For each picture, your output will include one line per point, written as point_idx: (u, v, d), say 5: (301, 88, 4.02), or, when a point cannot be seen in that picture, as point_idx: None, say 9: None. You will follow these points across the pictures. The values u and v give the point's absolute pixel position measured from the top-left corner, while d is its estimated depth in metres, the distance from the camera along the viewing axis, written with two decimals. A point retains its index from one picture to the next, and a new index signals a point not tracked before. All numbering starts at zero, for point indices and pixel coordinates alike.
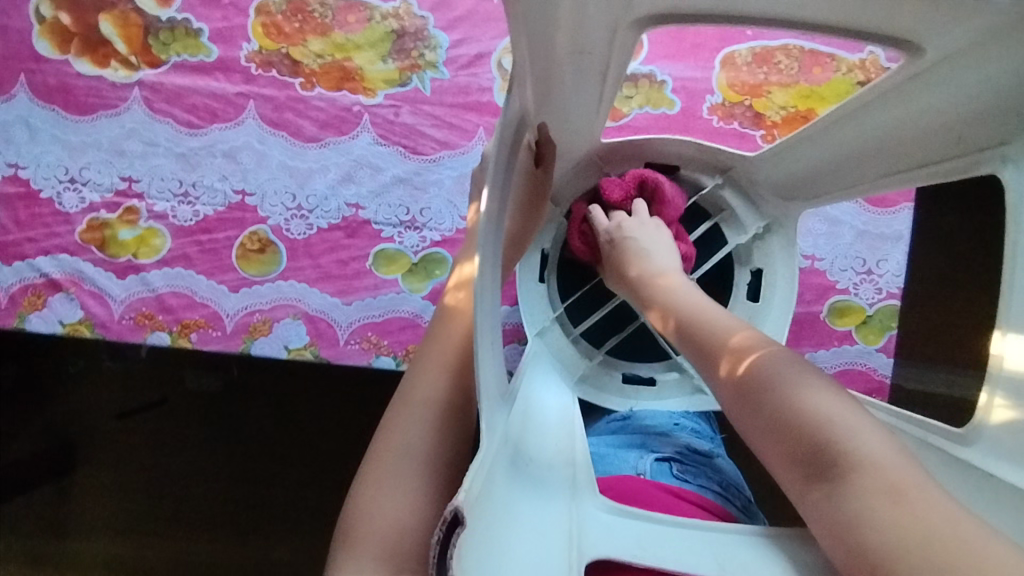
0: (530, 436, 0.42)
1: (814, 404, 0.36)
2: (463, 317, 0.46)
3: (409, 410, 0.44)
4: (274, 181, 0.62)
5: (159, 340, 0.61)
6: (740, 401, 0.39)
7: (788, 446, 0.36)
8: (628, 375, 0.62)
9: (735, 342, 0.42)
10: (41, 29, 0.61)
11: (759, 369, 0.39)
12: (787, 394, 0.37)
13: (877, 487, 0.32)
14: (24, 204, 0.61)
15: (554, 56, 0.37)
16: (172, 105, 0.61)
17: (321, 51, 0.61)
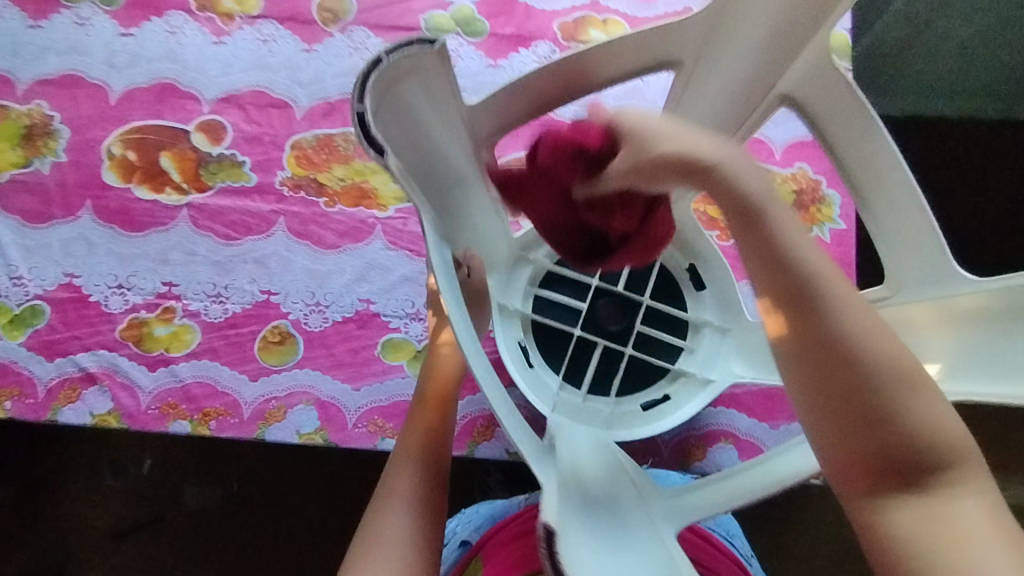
0: (578, 469, 0.50)
1: (913, 418, 0.34)
2: (437, 408, 0.54)
3: (392, 496, 0.49)
4: (297, 282, 0.71)
5: (180, 428, 0.67)
6: (838, 387, 0.35)
7: (875, 444, 0.34)
8: (647, 403, 0.66)
9: (861, 318, 0.35)
10: (110, 164, 0.73)
11: (875, 357, 0.34)
12: (898, 406, 0.34)
13: (946, 510, 0.33)
14: (74, 307, 0.69)
15: (432, 154, 0.45)
16: (213, 222, 0.72)
17: (343, 176, 0.73)
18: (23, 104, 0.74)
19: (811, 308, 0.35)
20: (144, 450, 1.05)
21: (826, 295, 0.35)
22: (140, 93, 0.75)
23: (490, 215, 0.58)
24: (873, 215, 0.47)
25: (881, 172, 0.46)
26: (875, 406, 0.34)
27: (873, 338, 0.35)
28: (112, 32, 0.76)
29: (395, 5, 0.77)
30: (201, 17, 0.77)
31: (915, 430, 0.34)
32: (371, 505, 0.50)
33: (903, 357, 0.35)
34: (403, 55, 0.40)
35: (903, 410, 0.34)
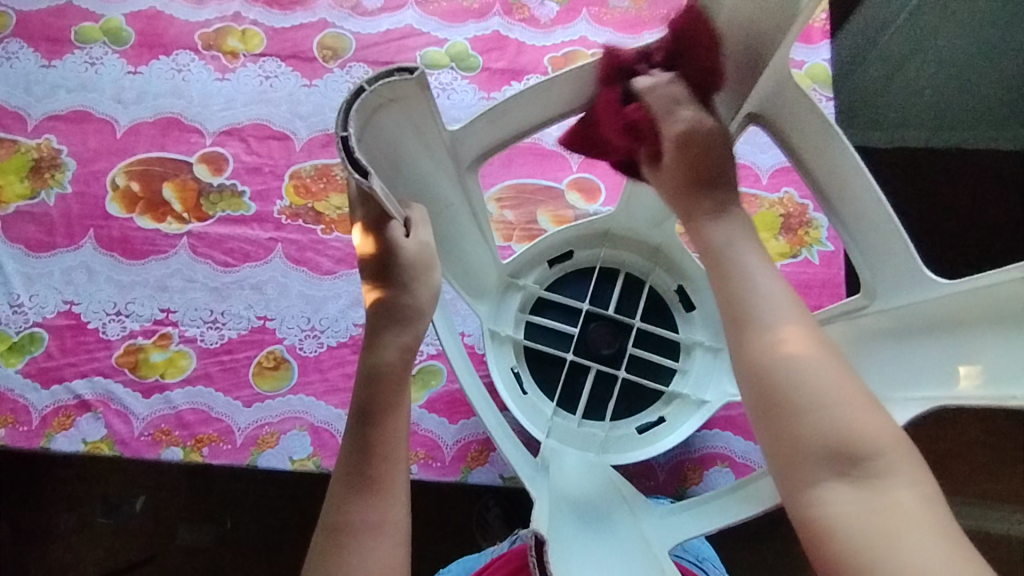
0: (570, 486, 0.52)
1: (844, 418, 0.36)
2: (395, 401, 0.42)
3: (359, 531, 0.40)
4: (293, 308, 0.72)
5: (172, 455, 0.67)
6: (777, 392, 0.37)
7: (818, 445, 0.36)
8: (641, 427, 0.65)
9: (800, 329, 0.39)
10: (114, 194, 0.75)
11: (815, 367, 0.37)
12: (838, 407, 0.36)
13: (884, 503, 0.34)
14: (72, 333, 0.70)
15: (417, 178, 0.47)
16: (212, 249, 0.73)
17: (341, 204, 0.75)
18: (33, 138, 0.77)
19: (756, 323, 0.40)
20: (138, 484, 1.04)
21: (767, 315, 0.40)
22: (146, 127, 0.78)
23: (479, 244, 0.58)
24: (847, 228, 0.48)
25: (850, 188, 0.46)
26: (808, 409, 0.36)
27: (814, 347, 0.38)
28: (121, 70, 0.80)
29: (392, 43, 0.81)
30: (207, 55, 0.80)
31: (848, 430, 0.36)
32: (322, 540, 0.40)
33: (841, 366, 0.38)
34: (385, 84, 0.39)
35: (840, 416, 0.36)
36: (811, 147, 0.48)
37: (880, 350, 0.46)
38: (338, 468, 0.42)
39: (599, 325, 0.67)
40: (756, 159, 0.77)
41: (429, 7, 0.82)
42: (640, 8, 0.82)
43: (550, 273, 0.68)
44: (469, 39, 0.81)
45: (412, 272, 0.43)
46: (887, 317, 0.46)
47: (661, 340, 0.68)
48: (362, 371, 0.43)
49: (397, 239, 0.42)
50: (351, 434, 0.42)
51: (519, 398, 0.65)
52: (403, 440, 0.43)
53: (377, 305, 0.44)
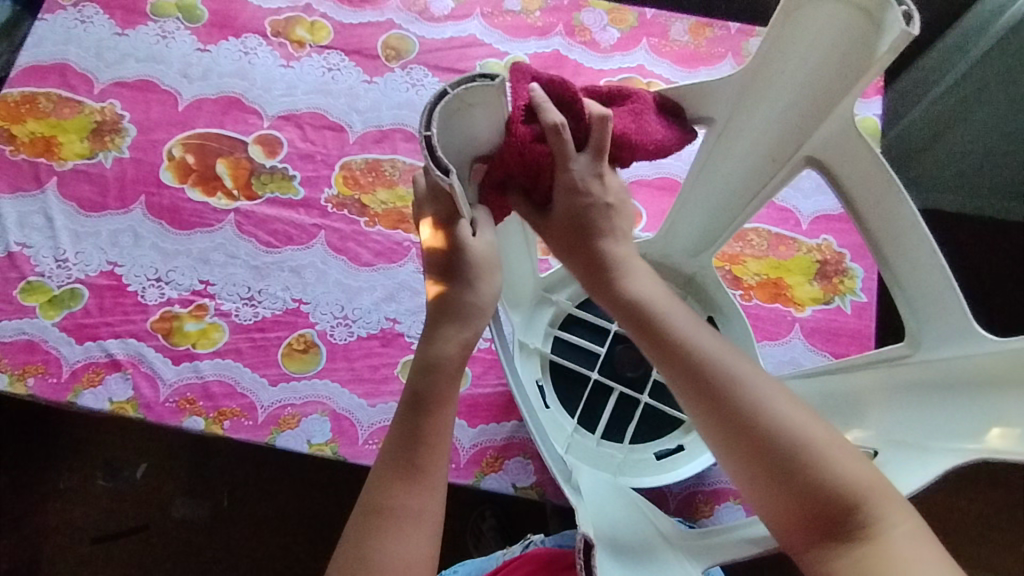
0: (602, 507, 0.54)
1: (819, 474, 0.41)
2: (446, 402, 0.44)
3: (395, 520, 0.41)
4: (328, 294, 0.73)
5: (194, 424, 0.68)
6: (754, 454, 0.42)
7: (801, 502, 0.41)
8: (659, 452, 0.66)
9: (745, 391, 0.43)
10: (169, 164, 0.77)
11: (772, 426, 0.42)
12: (809, 459, 0.41)
13: (880, 548, 0.39)
14: (112, 294, 0.72)
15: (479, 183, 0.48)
16: (257, 229, 0.75)
17: (386, 199, 0.77)
18: (97, 102, 0.80)
19: (712, 394, 0.43)
20: (145, 452, 1.05)
21: (728, 373, 0.43)
22: (208, 103, 0.80)
23: (524, 254, 0.60)
24: (896, 274, 0.49)
25: (904, 238, 0.47)
26: (793, 473, 0.41)
27: (778, 411, 0.42)
28: (190, 46, 0.82)
29: (454, 50, 0.83)
30: (274, 41, 0.83)
31: (838, 480, 0.40)
32: (356, 522, 0.42)
33: (802, 421, 0.42)
34: (468, 90, 0.41)
35: (813, 468, 0.41)
36: (864, 197, 0.49)
37: (919, 400, 0.47)
38: (383, 453, 0.43)
39: (628, 346, 0.68)
40: (797, 204, 0.77)
41: (494, 20, 0.84)
42: (699, 44, 0.83)
43: (580, 289, 0.70)
44: (529, 54, 0.83)
45: (475, 272, 0.44)
46: (926, 368, 0.47)
47: None
48: (418, 360, 0.45)
49: (463, 239, 0.43)
50: (401, 420, 0.44)
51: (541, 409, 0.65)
52: (449, 436, 0.44)
53: (437, 297, 0.45)
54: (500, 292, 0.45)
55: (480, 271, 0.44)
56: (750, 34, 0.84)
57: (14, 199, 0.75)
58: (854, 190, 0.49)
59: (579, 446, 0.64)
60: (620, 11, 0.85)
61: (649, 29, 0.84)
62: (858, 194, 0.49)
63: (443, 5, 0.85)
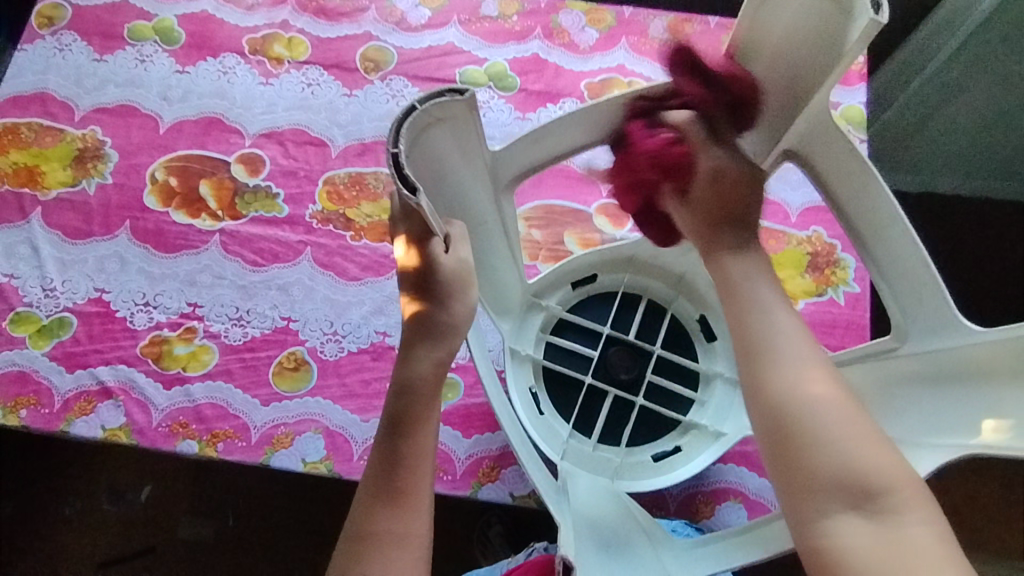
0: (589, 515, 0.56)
1: (851, 450, 0.38)
2: (425, 425, 0.44)
3: (378, 547, 0.41)
4: (317, 311, 0.72)
5: (188, 448, 0.67)
6: (780, 421, 0.39)
7: (829, 471, 0.38)
8: (657, 454, 0.65)
9: (797, 365, 0.40)
10: (153, 187, 0.77)
11: (809, 405, 0.39)
12: (840, 441, 0.38)
13: (896, 531, 0.36)
14: (100, 321, 0.71)
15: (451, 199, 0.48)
16: (243, 248, 0.75)
17: (371, 212, 0.76)
18: (78, 129, 0.79)
19: (752, 364, 0.42)
20: (146, 475, 1.05)
21: (775, 348, 0.41)
22: (189, 124, 0.80)
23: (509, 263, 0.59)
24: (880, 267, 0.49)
25: (887, 231, 0.47)
26: (815, 444, 0.38)
27: (813, 382, 0.40)
28: (169, 68, 0.82)
29: (433, 59, 0.82)
30: (253, 59, 0.82)
31: (847, 460, 0.38)
32: (341, 548, 0.42)
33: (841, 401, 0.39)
34: (435, 105, 0.42)
35: (838, 449, 0.38)
36: (846, 189, 0.48)
37: (916, 396, 0.47)
38: (368, 478, 0.43)
39: (624, 346, 0.67)
40: (785, 197, 0.77)
41: (471, 27, 0.84)
42: (678, 40, 0.83)
43: (568, 292, 0.69)
44: (508, 59, 0.82)
45: (451, 289, 0.44)
46: (918, 361, 0.47)
47: (677, 372, 0.68)
48: (395, 382, 0.45)
49: (436, 255, 0.43)
50: (382, 442, 0.44)
51: (535, 416, 0.64)
52: (431, 456, 0.44)
53: (413, 318, 0.45)
54: (476, 309, 0.45)
55: (453, 289, 0.44)
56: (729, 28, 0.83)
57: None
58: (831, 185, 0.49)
59: (574, 452, 0.63)
60: (598, 11, 0.85)
61: (628, 27, 0.84)
62: (839, 185, 0.49)
63: (420, 14, 0.84)
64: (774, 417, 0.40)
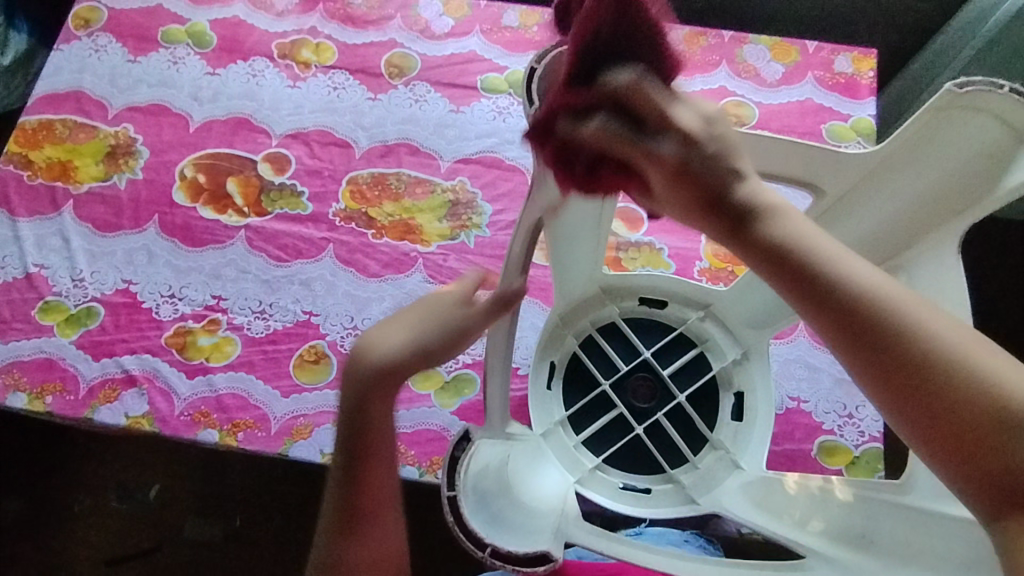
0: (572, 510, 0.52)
1: (998, 391, 0.33)
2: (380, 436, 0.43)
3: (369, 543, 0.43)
4: (338, 306, 0.74)
5: (208, 436, 0.69)
6: (911, 390, 0.34)
7: (979, 421, 0.33)
8: (734, 413, 0.67)
9: (899, 308, 0.35)
10: (181, 184, 0.79)
11: (932, 350, 0.34)
12: (983, 379, 0.34)
13: None
14: (127, 311, 0.73)
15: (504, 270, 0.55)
16: (267, 244, 0.77)
17: (392, 211, 0.78)
18: (111, 126, 0.82)
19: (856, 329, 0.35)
20: (159, 470, 1.06)
21: (876, 302, 0.35)
22: (218, 124, 0.82)
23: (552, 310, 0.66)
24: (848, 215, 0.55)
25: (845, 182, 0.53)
26: (960, 398, 0.34)
27: (927, 323, 0.35)
28: (200, 71, 0.85)
29: (455, 66, 0.85)
30: (281, 63, 0.85)
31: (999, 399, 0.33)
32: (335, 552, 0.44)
33: (960, 336, 0.35)
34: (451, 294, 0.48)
35: (983, 392, 0.34)
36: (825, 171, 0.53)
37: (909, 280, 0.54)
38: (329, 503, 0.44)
39: (630, 384, 0.68)
40: (797, 205, 0.79)
41: (493, 36, 0.86)
42: (694, 53, 0.85)
43: (592, 315, 0.70)
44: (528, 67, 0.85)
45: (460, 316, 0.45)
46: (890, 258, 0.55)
47: (695, 395, 0.68)
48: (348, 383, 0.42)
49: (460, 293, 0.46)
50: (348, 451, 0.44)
51: (645, 499, 0.63)
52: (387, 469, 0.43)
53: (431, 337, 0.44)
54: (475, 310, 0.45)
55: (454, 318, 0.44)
56: (743, 41, 0.86)
57: (32, 222, 0.77)
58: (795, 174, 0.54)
59: (691, 476, 0.64)
60: None
61: None
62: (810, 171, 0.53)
63: (443, 23, 0.87)
64: (898, 384, 0.35)
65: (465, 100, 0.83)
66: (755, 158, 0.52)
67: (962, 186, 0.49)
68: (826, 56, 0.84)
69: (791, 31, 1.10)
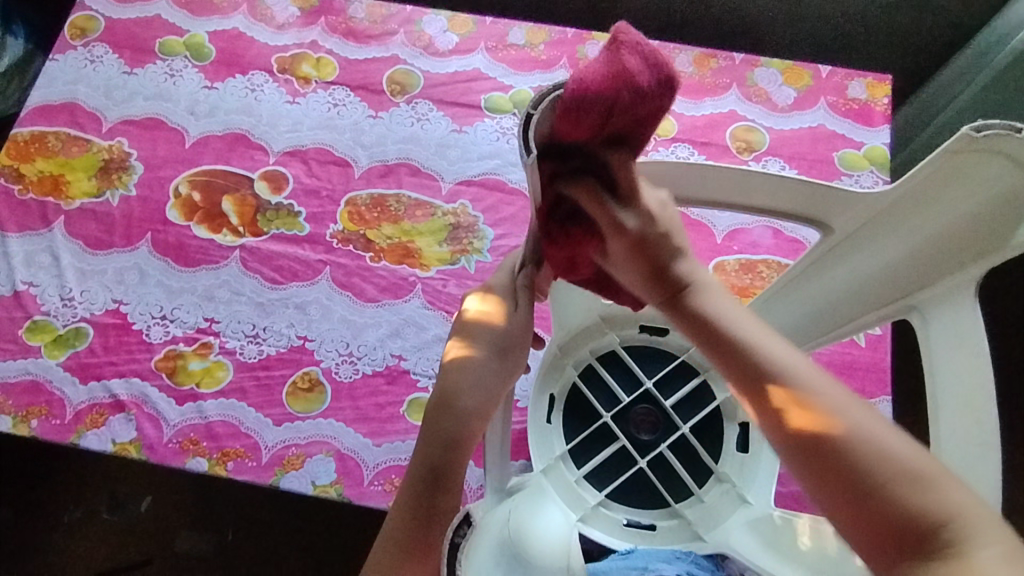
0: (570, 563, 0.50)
1: (885, 460, 0.36)
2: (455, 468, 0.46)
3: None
4: (333, 331, 0.72)
5: (197, 465, 0.67)
6: (805, 443, 0.38)
7: (859, 484, 0.36)
8: (739, 445, 0.65)
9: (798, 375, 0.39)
10: (176, 201, 0.77)
11: (827, 415, 0.37)
12: (869, 447, 0.36)
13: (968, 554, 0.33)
14: (116, 332, 0.71)
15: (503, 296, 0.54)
16: (262, 265, 0.75)
17: (391, 234, 0.76)
18: (105, 140, 0.80)
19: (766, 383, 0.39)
20: (149, 485, 1.04)
21: (780, 370, 0.39)
22: (214, 140, 0.80)
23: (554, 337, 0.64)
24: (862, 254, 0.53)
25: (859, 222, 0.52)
26: (848, 459, 0.36)
27: (822, 392, 0.38)
28: (198, 84, 0.83)
29: (459, 84, 0.83)
30: (281, 78, 0.83)
31: (884, 465, 0.36)
32: None
33: (855, 408, 0.38)
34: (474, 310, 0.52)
35: (867, 459, 0.36)
36: (838, 210, 0.52)
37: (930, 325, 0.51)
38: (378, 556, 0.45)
39: (631, 416, 0.66)
40: (807, 236, 0.77)
41: (498, 54, 0.84)
42: (703, 75, 0.83)
43: (591, 342, 0.67)
44: (534, 87, 0.83)
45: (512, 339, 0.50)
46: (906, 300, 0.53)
47: (698, 426, 0.66)
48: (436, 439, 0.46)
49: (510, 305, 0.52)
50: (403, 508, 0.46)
51: (650, 536, 0.61)
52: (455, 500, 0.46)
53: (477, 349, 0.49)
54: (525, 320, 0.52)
55: (505, 336, 0.50)
56: (754, 64, 0.84)
57: (21, 238, 0.75)
58: (806, 211, 0.53)
59: (697, 510, 0.62)
60: None
61: None
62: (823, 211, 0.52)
63: (448, 40, 0.85)
64: (793, 438, 0.38)
65: (468, 120, 0.81)
66: (767, 195, 0.52)
67: (974, 233, 0.47)
68: (838, 81, 0.82)
69: (800, 52, 1.08)
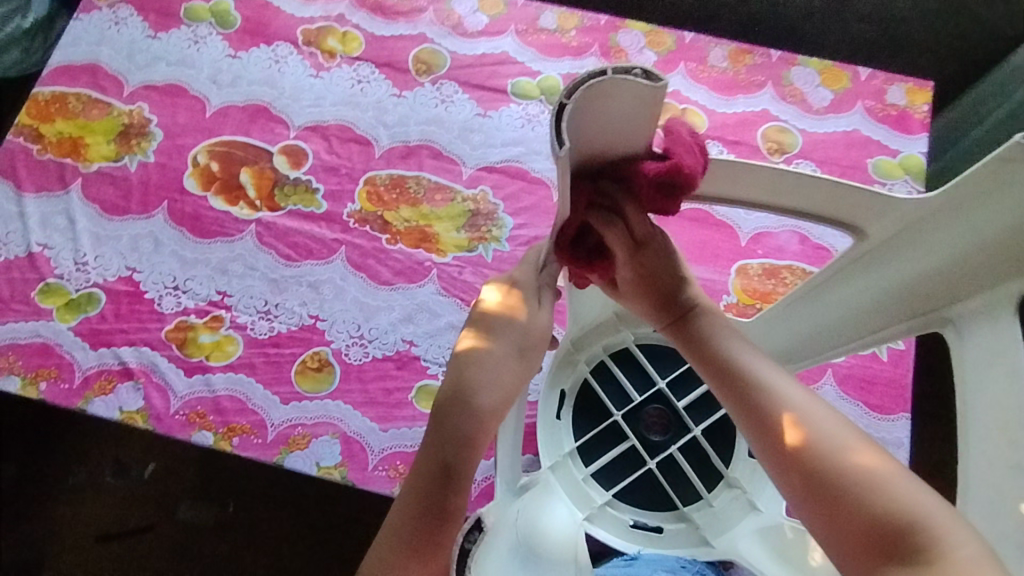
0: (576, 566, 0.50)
1: (871, 487, 0.38)
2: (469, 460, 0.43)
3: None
4: (346, 312, 0.71)
5: (203, 439, 0.66)
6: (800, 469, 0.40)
7: (848, 506, 0.38)
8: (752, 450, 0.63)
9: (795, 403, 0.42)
10: (193, 170, 0.76)
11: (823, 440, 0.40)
12: (853, 474, 0.39)
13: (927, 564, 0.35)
14: (128, 300, 0.71)
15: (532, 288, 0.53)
16: (277, 241, 0.74)
17: (409, 217, 0.75)
18: (126, 104, 0.79)
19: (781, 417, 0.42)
20: (153, 452, 1.05)
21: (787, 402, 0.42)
22: (235, 110, 0.79)
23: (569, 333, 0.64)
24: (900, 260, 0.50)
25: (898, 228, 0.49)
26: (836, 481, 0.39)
27: (815, 417, 0.41)
28: (221, 52, 0.81)
29: (486, 67, 0.81)
30: (305, 50, 0.82)
31: (880, 497, 0.37)
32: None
33: (843, 432, 0.40)
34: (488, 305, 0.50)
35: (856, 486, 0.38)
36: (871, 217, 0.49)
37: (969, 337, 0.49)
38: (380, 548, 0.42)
39: (642, 416, 0.65)
40: (835, 244, 0.74)
41: (528, 38, 0.82)
42: (738, 71, 0.81)
43: (605, 340, 0.66)
44: (562, 74, 0.81)
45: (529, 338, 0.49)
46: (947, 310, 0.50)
47: (711, 429, 0.65)
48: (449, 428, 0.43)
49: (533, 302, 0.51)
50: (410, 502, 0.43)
51: (657, 539, 0.60)
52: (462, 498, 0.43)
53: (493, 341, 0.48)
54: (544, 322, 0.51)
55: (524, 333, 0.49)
56: (792, 63, 0.81)
57: (38, 199, 0.75)
58: (840, 215, 0.51)
59: (705, 514, 0.61)
60: (658, 33, 0.83)
61: (686, 53, 0.82)
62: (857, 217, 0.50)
63: (477, 20, 0.83)
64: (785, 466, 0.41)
65: (493, 104, 0.79)
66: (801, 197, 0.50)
67: None
68: (878, 85, 0.79)
69: (838, 53, 1.05)
